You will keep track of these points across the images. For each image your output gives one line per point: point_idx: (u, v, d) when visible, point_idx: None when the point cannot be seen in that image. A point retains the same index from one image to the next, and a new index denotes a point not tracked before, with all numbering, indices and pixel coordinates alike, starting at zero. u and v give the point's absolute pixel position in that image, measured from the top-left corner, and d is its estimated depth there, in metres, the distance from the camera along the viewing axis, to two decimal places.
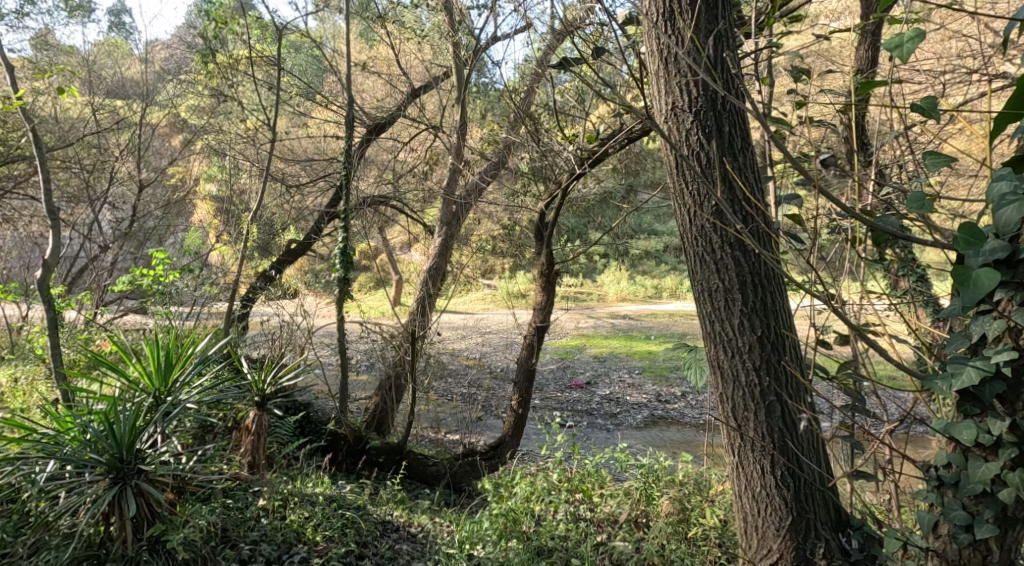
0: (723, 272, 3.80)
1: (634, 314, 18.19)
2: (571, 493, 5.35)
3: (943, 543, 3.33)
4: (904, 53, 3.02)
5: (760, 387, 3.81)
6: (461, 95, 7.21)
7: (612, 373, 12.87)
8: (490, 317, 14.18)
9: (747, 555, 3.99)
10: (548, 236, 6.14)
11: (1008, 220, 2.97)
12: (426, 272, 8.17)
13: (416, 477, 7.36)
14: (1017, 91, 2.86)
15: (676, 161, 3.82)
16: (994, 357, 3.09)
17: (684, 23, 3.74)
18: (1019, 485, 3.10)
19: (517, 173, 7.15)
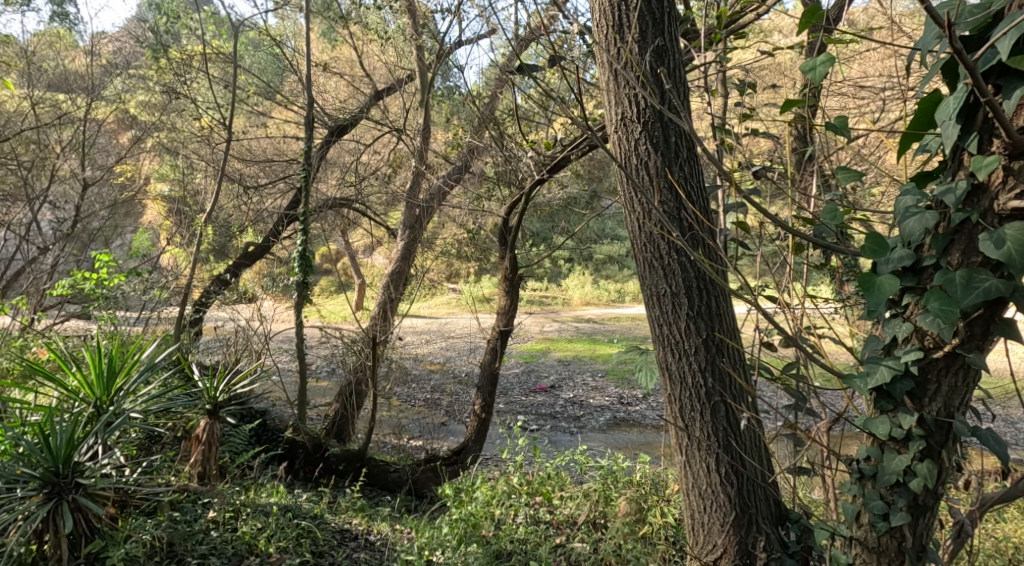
0: (671, 276, 3.82)
1: (598, 318, 18.22)
2: (531, 496, 5.41)
3: (865, 532, 3.43)
4: (816, 76, 3.25)
5: (705, 388, 3.83)
6: (424, 98, 7.16)
7: (576, 376, 12.90)
8: (454, 321, 14.10)
9: (695, 551, 4.02)
10: (511, 241, 6.12)
11: (912, 231, 3.06)
12: (389, 276, 8.09)
13: (377, 484, 7.27)
14: (918, 112, 3.13)
15: (625, 168, 3.84)
16: (903, 356, 3.21)
17: (631, 35, 3.76)
18: (927, 475, 3.23)
19: (481, 178, 7.11)
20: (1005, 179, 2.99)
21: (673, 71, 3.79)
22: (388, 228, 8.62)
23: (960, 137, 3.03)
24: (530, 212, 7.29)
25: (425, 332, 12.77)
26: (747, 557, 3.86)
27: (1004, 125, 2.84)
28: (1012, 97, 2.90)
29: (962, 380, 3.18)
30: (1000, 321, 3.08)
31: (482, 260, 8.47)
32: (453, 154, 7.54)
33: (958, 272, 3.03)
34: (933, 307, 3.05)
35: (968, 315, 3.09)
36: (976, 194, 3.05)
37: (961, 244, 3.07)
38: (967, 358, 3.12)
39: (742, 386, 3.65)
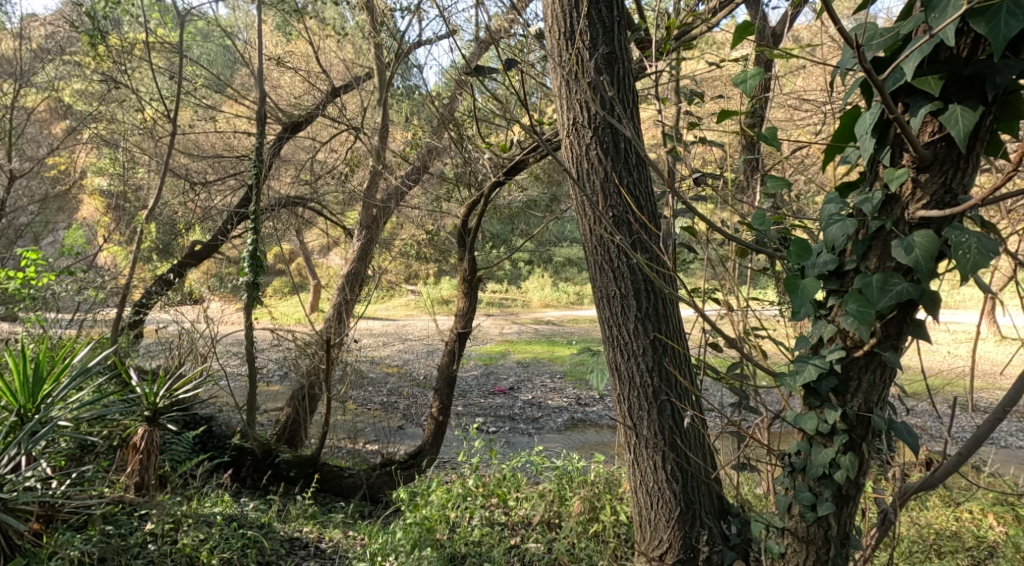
0: (620, 278, 3.87)
1: (557, 320, 18.26)
2: (486, 497, 5.36)
3: (795, 523, 3.55)
4: (745, 89, 3.46)
5: (651, 387, 3.89)
6: (382, 97, 7.10)
7: (534, 377, 12.90)
8: (412, 324, 14.01)
9: (642, 547, 4.07)
10: (470, 242, 6.09)
11: (834, 237, 3.26)
12: (344, 277, 8.00)
13: (331, 490, 7.23)
14: (839, 126, 3.29)
15: (576, 173, 3.90)
16: (828, 355, 3.36)
17: (583, 42, 3.80)
18: (850, 467, 3.35)
19: (439, 179, 7.07)
20: (914, 190, 3.15)
21: (623, 78, 3.84)
22: (344, 228, 8.52)
23: (873, 150, 3.19)
24: (489, 213, 7.27)
25: (382, 334, 12.64)
26: (691, 551, 3.92)
27: (910, 140, 3.00)
28: (917, 114, 3.06)
29: (880, 376, 3.32)
30: (913, 321, 3.23)
31: (441, 261, 8.43)
32: (412, 154, 7.49)
33: (875, 275, 3.19)
34: (850, 308, 3.23)
35: (883, 316, 3.25)
36: (891, 203, 3.20)
37: (879, 249, 3.23)
38: (884, 356, 3.26)
39: (685, 386, 3.71)
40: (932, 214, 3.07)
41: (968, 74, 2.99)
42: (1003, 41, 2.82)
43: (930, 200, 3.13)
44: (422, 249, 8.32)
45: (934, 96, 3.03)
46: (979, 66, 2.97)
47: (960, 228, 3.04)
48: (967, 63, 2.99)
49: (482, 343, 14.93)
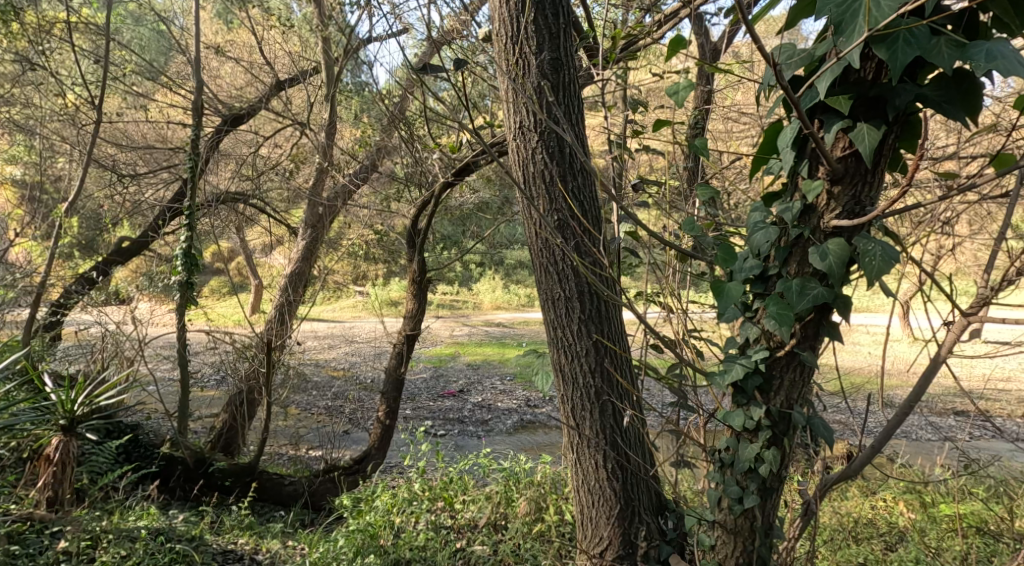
0: (564, 281, 3.96)
1: (508, 322, 18.21)
2: (432, 502, 5.34)
3: (725, 515, 3.75)
4: (679, 100, 3.68)
5: (594, 388, 4.00)
6: (331, 93, 7.00)
7: (484, 379, 12.86)
8: (359, 326, 13.84)
9: (583, 544, 4.18)
10: (420, 243, 6.02)
11: (759, 244, 3.49)
12: (288, 276, 7.74)
13: (269, 498, 7.03)
14: (764, 138, 3.49)
15: (523, 177, 3.96)
16: (753, 354, 3.55)
17: (530, 48, 3.86)
18: (773, 461, 3.56)
19: (389, 179, 6.99)
20: (829, 202, 3.37)
21: (568, 84, 3.92)
22: (291, 227, 8.36)
23: (793, 163, 3.41)
24: (440, 214, 7.21)
25: (329, 336, 12.44)
26: (630, 547, 4.05)
27: (825, 156, 3.22)
28: (831, 130, 3.28)
29: (800, 375, 3.55)
30: (828, 323, 3.47)
31: (389, 261, 8.43)
32: (360, 153, 7.39)
33: (794, 280, 3.40)
34: (771, 310, 3.43)
35: (802, 319, 3.47)
36: (809, 212, 3.42)
37: (797, 256, 3.45)
38: (802, 356, 3.48)
39: (627, 386, 3.84)
40: (843, 223, 3.29)
41: (874, 95, 3.21)
42: (902, 66, 3.03)
43: (841, 210, 3.35)
44: (372, 248, 8.24)
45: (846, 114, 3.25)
46: (884, 88, 3.18)
47: (868, 236, 3.27)
48: (873, 85, 3.22)
49: (432, 346, 14.83)
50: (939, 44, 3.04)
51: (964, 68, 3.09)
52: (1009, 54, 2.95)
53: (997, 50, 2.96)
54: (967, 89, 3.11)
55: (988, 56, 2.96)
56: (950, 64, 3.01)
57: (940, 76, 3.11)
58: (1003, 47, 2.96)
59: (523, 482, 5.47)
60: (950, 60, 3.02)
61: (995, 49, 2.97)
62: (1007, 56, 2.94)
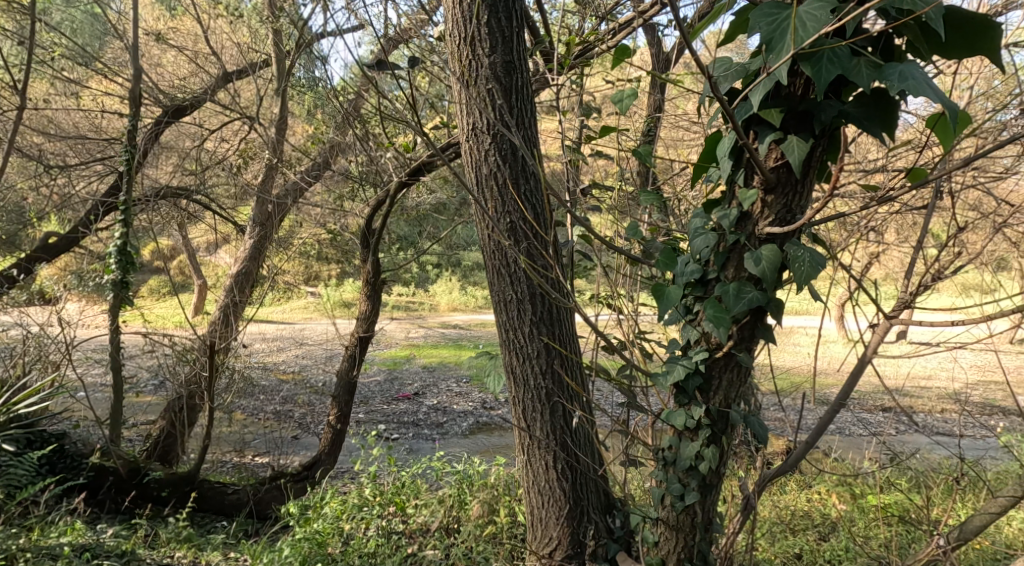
0: (517, 284, 4.09)
1: (465, 325, 18.13)
2: (383, 507, 5.30)
3: (668, 512, 3.84)
4: (623, 107, 3.87)
5: (545, 388, 4.15)
6: (281, 87, 6.87)
7: (440, 382, 12.76)
8: (310, 328, 13.61)
9: (534, 545, 4.35)
10: (374, 244, 5.94)
11: (699, 248, 3.59)
12: (234, 277, 7.61)
13: (211, 509, 6.80)
14: (705, 148, 3.59)
15: (477, 183, 4.07)
16: (694, 356, 3.64)
17: (483, 51, 3.94)
18: (713, 458, 3.69)
19: (342, 178, 6.89)
20: (763, 209, 3.45)
21: (521, 88, 4.00)
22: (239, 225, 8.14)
23: (730, 172, 3.49)
24: (396, 214, 7.12)
25: (279, 338, 12.20)
26: (578, 546, 4.25)
27: (757, 165, 3.30)
28: (763, 141, 3.35)
29: (738, 375, 3.65)
30: (764, 325, 3.57)
31: (342, 261, 8.44)
32: (313, 150, 7.25)
33: (731, 283, 3.50)
34: (708, 312, 3.52)
35: (739, 320, 3.56)
36: (745, 219, 3.49)
37: (734, 261, 3.53)
38: (740, 358, 3.58)
39: (575, 390, 3.99)
40: (775, 231, 3.38)
41: (803, 109, 3.30)
42: (825, 84, 3.11)
43: (775, 217, 3.44)
44: (324, 248, 8.14)
45: (778, 126, 3.33)
46: (811, 103, 3.27)
47: (798, 243, 3.39)
48: (802, 100, 3.30)
49: (387, 348, 14.69)
50: (859, 64, 3.12)
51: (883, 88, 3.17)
52: (923, 76, 3.04)
53: (912, 72, 3.04)
54: (886, 107, 3.20)
55: (902, 77, 3.05)
56: (868, 83, 3.09)
57: (862, 94, 3.20)
58: (918, 69, 3.05)
59: (476, 484, 5.49)
60: (869, 79, 3.10)
61: (910, 70, 3.05)
62: (920, 78, 3.02)
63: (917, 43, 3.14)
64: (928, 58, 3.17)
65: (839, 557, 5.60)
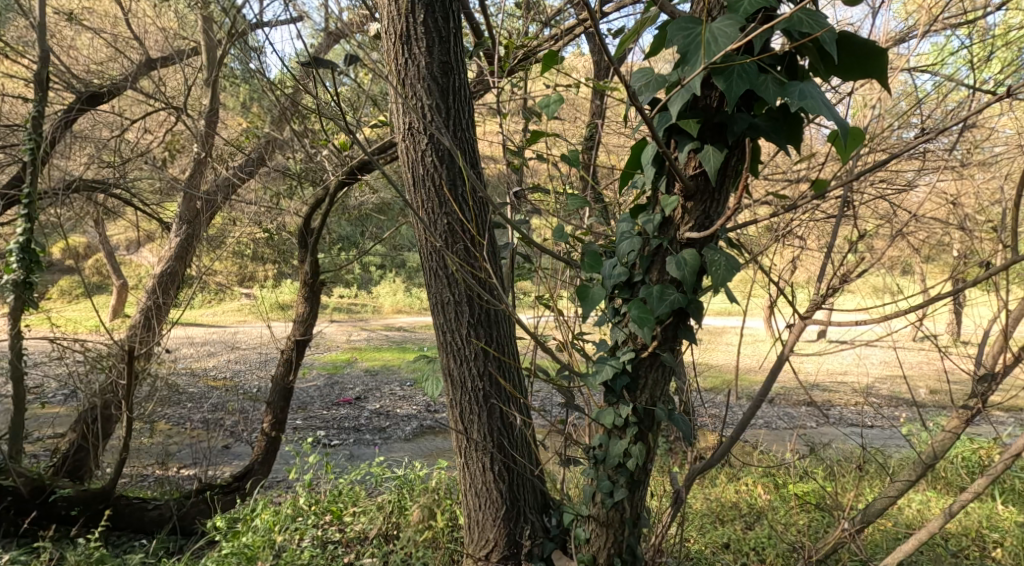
0: (454, 286, 4.04)
1: (410, 327, 17.89)
2: (320, 516, 5.21)
3: (598, 509, 3.99)
4: (548, 112, 4.18)
5: (482, 391, 4.11)
6: (214, 77, 6.64)
7: (383, 386, 12.58)
8: (245, 330, 13.21)
9: (470, 548, 4.31)
10: (313, 244, 5.81)
11: (625, 251, 3.76)
12: (159, 277, 7.31)
13: (130, 526, 6.32)
14: (631, 155, 3.74)
15: (414, 181, 4.00)
16: (621, 356, 3.81)
17: (418, 48, 3.89)
18: (640, 456, 3.85)
19: (278, 175, 6.70)
20: (684, 215, 3.62)
21: (458, 88, 3.98)
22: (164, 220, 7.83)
23: (654, 179, 3.66)
24: (338, 213, 7.02)
25: (210, 343, 11.79)
26: (515, 547, 4.22)
27: (676, 170, 3.47)
28: (683, 150, 3.53)
29: (663, 375, 3.83)
30: (686, 326, 3.74)
31: (279, 261, 8.28)
32: (247, 145, 7.03)
33: (655, 286, 3.67)
34: (632, 314, 3.68)
35: (662, 322, 3.72)
36: (667, 225, 3.68)
37: (659, 264, 3.71)
38: (664, 357, 3.75)
39: (511, 390, 3.96)
40: (695, 235, 3.57)
41: (718, 121, 3.46)
42: (735, 97, 3.29)
43: (694, 223, 3.61)
44: (260, 248, 7.96)
45: (696, 136, 3.50)
46: (725, 115, 3.44)
47: (716, 248, 3.56)
48: (717, 111, 3.46)
49: (327, 352, 14.41)
50: (767, 80, 3.32)
51: (787, 103, 3.38)
52: (819, 95, 3.28)
53: (810, 91, 3.27)
54: (791, 122, 3.40)
55: (802, 95, 3.27)
56: (774, 99, 3.29)
57: (770, 109, 3.38)
58: (815, 88, 3.28)
59: (417, 489, 5.46)
60: (774, 95, 3.30)
61: (809, 89, 3.28)
62: (816, 97, 3.25)
63: (816, 64, 3.37)
64: (825, 78, 3.40)
65: (763, 543, 5.75)
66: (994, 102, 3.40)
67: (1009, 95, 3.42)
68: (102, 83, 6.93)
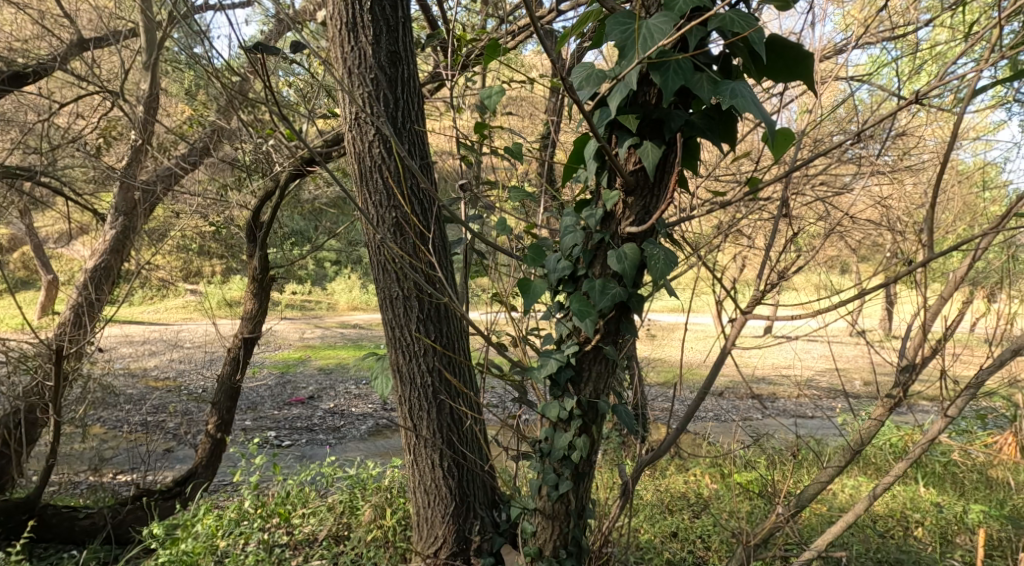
0: (403, 280, 4.00)
1: (366, 324, 17.66)
2: (266, 519, 5.10)
3: (544, 502, 3.93)
4: (490, 103, 4.16)
5: (431, 387, 4.08)
6: (153, 62, 6.41)
7: (337, 385, 12.40)
8: (190, 328, 12.87)
9: (419, 546, 4.28)
10: (261, 239, 5.69)
11: (569, 245, 3.73)
12: (90, 272, 6.84)
13: (60, 537, 5.96)
14: (574, 150, 3.71)
15: (361, 173, 3.94)
16: (566, 349, 3.79)
17: (365, 36, 3.84)
18: (584, 448, 3.81)
19: (223, 166, 6.51)
20: (624, 210, 3.61)
21: (407, 79, 3.96)
22: (98, 210, 7.49)
23: (596, 173, 3.65)
24: (289, 207, 6.88)
25: (152, 342, 11.44)
26: (464, 543, 4.20)
27: (620, 165, 3.45)
28: (623, 146, 3.53)
29: (607, 368, 3.79)
30: (628, 320, 3.72)
31: (227, 256, 8.09)
32: (189, 135, 6.81)
33: (597, 280, 3.64)
34: (572, 307, 3.67)
35: (604, 316, 3.70)
36: (609, 219, 3.67)
37: (602, 258, 3.68)
38: (606, 350, 3.72)
39: (459, 385, 3.95)
40: (635, 230, 3.57)
41: (656, 117, 3.47)
42: (669, 93, 3.33)
43: (635, 218, 3.60)
44: (206, 241, 7.73)
45: (635, 131, 3.51)
46: (663, 111, 3.45)
47: (655, 242, 3.58)
48: (655, 107, 3.47)
49: (279, 351, 14.15)
50: (701, 78, 3.34)
51: (722, 102, 3.43)
52: (750, 95, 3.29)
53: (741, 90, 3.29)
54: (726, 121, 3.45)
55: (733, 94, 3.29)
56: (707, 97, 3.32)
57: (706, 106, 3.42)
58: (746, 88, 3.30)
59: (370, 488, 5.41)
60: (708, 93, 3.32)
61: (740, 88, 3.30)
62: (746, 96, 3.27)
63: (748, 64, 3.41)
64: (756, 80, 3.45)
65: (709, 531, 5.75)
66: (904, 106, 3.49)
67: (918, 100, 3.51)
68: (28, 64, 6.59)
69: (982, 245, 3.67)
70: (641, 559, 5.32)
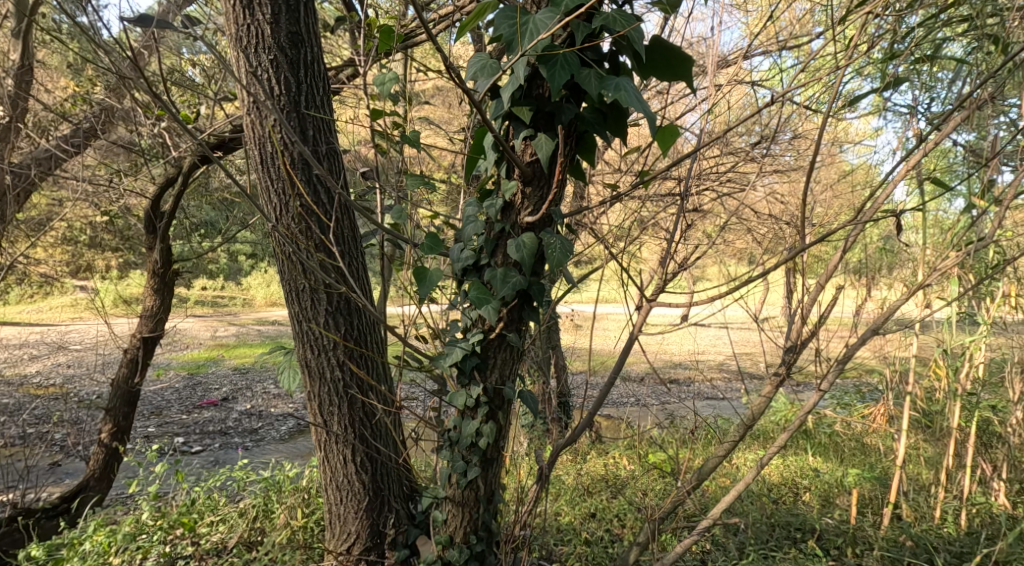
0: (309, 271, 3.80)
1: (283, 321, 17.16)
2: (168, 530, 4.80)
3: (454, 490, 3.80)
4: (384, 89, 3.87)
5: (341, 382, 3.90)
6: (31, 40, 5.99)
7: (254, 385, 11.99)
8: (81, 328, 12.19)
9: (331, 545, 4.10)
10: (161, 229, 5.39)
11: (471, 234, 3.60)
12: None
13: None
14: (475, 139, 3.57)
15: (261, 159, 3.72)
16: (470, 338, 3.64)
17: (263, 15, 3.63)
18: (491, 435, 3.67)
19: (116, 149, 6.15)
20: (523, 200, 3.49)
21: (309, 61, 3.75)
22: None
23: (495, 165, 3.52)
24: (192, 197, 6.56)
25: (36, 345, 10.77)
26: (377, 537, 4.05)
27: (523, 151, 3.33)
28: (518, 137, 3.41)
29: (512, 356, 3.67)
30: (531, 308, 3.60)
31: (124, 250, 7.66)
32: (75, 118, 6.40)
33: (499, 267, 3.52)
34: (471, 295, 3.55)
35: (507, 303, 3.57)
36: (509, 209, 3.53)
37: (505, 246, 3.56)
38: (511, 338, 3.60)
39: (369, 379, 3.78)
40: (537, 217, 3.46)
41: (549, 110, 3.36)
42: (557, 87, 3.21)
43: (535, 208, 3.48)
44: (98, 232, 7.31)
45: (529, 123, 3.39)
46: (555, 104, 3.34)
47: (552, 232, 3.46)
48: (548, 100, 3.36)
49: (189, 351, 13.62)
50: (588, 73, 3.25)
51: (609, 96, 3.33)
52: (632, 89, 3.22)
53: (625, 84, 3.22)
54: (617, 116, 3.36)
55: (617, 88, 3.21)
56: (592, 92, 3.23)
57: (595, 101, 3.33)
58: (629, 83, 3.22)
59: (285, 490, 5.20)
60: (593, 88, 3.23)
61: (624, 83, 3.23)
62: (629, 90, 3.20)
63: (632, 62, 3.32)
64: (640, 78, 3.36)
65: (625, 510, 5.71)
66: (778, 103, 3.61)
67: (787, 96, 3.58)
68: None
69: (853, 233, 3.63)
70: (558, 541, 5.22)
